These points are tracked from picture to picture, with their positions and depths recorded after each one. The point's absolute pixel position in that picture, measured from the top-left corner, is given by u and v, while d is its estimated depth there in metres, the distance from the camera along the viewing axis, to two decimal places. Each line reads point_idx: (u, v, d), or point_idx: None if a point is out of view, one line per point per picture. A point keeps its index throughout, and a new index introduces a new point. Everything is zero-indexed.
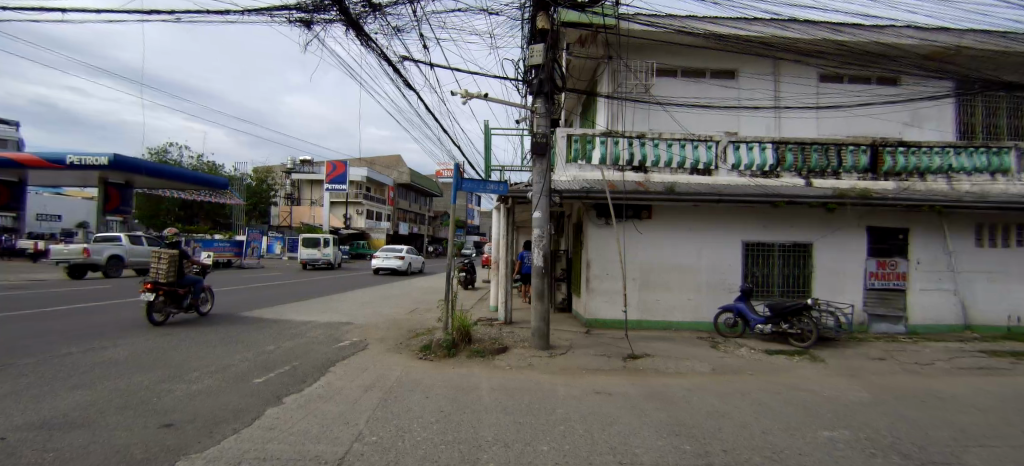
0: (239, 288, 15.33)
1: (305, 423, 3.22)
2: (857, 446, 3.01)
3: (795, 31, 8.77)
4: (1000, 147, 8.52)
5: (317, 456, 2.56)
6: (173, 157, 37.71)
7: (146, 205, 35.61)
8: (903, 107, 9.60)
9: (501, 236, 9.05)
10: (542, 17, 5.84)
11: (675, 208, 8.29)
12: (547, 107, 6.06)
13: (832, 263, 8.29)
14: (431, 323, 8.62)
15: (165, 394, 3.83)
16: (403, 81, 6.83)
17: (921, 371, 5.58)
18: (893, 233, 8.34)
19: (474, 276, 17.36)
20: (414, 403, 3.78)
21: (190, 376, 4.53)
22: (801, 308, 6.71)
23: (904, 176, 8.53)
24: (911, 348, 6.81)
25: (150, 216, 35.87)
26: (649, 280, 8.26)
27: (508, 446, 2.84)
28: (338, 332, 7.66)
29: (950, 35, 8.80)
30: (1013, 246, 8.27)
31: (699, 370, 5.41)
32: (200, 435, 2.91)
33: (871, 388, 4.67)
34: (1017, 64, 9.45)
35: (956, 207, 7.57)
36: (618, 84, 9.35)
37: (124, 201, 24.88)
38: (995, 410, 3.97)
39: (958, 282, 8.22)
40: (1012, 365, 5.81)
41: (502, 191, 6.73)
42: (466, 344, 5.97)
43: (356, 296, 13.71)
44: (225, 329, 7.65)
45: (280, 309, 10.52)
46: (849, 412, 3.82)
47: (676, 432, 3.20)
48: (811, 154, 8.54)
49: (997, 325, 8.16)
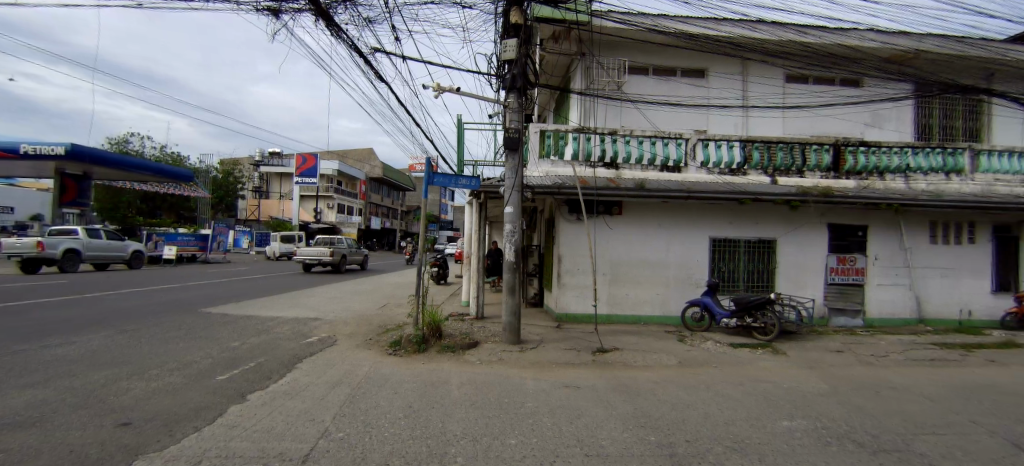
0: (198, 284, 14.59)
1: (270, 419, 3.19)
2: (816, 435, 3.12)
3: (763, 32, 8.94)
4: (956, 148, 8.86)
5: (281, 453, 2.54)
6: (133, 148, 36.39)
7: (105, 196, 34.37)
8: (865, 108, 9.88)
9: (473, 231, 8.99)
10: (516, 12, 5.82)
11: (646, 204, 8.41)
12: (520, 102, 6.03)
13: (795, 258, 8.52)
14: (402, 319, 8.54)
15: (122, 393, 3.70)
16: (374, 74, 6.58)
17: (876, 362, 5.81)
18: (853, 230, 8.61)
19: (448, 271, 17.40)
20: (382, 398, 3.75)
21: (151, 373, 4.40)
22: (764, 302, 6.85)
23: (865, 174, 8.80)
24: (870, 341, 7.06)
25: (110, 210, 34.17)
26: (618, 275, 8.37)
27: (475, 440, 2.87)
28: (306, 328, 7.51)
29: (909, 38, 9.07)
30: (965, 242, 8.63)
31: (666, 362, 5.52)
32: (160, 433, 2.84)
33: (829, 380, 4.82)
34: (970, 68, 9.86)
35: (915, 205, 7.81)
36: (590, 81, 9.41)
37: (82, 192, 23.85)
38: (942, 399, 4.16)
39: (914, 277, 8.56)
40: (961, 357, 6.09)
41: (474, 186, 6.59)
42: (436, 339, 5.95)
43: (323, 292, 13.40)
44: (188, 325, 7.41)
45: (244, 305, 10.21)
46: (808, 402, 3.92)
47: (642, 423, 3.27)
48: (777, 153, 8.73)
49: (948, 318, 8.54)
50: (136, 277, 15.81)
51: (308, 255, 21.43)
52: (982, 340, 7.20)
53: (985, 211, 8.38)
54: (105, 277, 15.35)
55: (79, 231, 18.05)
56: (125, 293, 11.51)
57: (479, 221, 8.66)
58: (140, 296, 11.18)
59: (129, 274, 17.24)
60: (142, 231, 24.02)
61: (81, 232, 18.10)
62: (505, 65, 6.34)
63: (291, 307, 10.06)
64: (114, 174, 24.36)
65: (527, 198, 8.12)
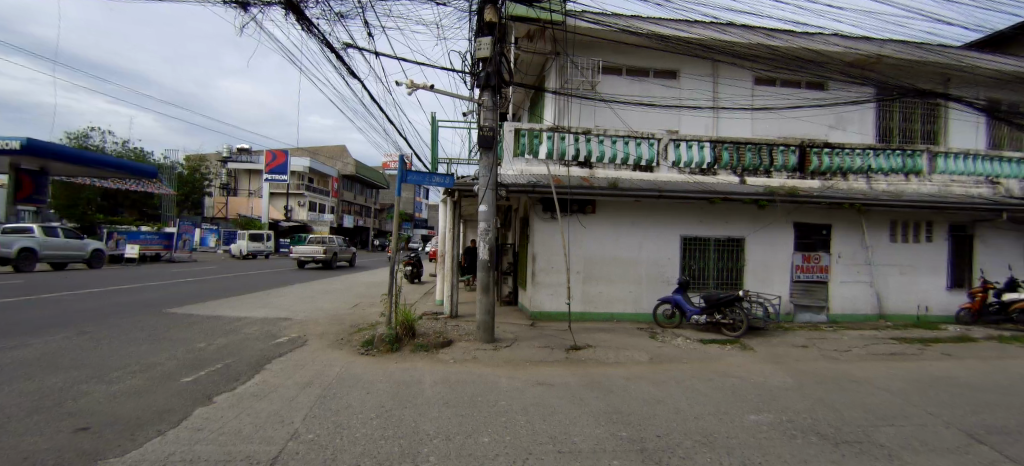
0: (164, 284, 14.09)
1: (237, 422, 3.12)
2: (781, 428, 3.21)
3: (733, 35, 9.11)
4: (915, 150, 9.23)
5: (247, 456, 2.48)
6: (94, 142, 34.80)
7: (63, 192, 32.74)
8: (829, 111, 10.19)
9: (447, 229, 8.95)
10: (491, 10, 5.81)
11: (619, 203, 8.51)
12: (494, 100, 6.03)
13: (762, 256, 8.75)
14: (375, 318, 8.45)
15: (79, 397, 3.55)
16: (345, 69, 6.47)
17: (839, 356, 6.02)
18: (818, 229, 8.89)
19: (422, 270, 17.33)
20: (354, 399, 3.70)
21: (111, 376, 4.24)
22: (732, 299, 7.02)
23: (828, 175, 9.09)
24: (834, 336, 7.30)
25: (67, 206, 32.45)
26: (591, 273, 8.45)
27: (448, 440, 2.85)
28: (275, 328, 7.38)
29: (872, 44, 9.40)
30: (923, 240, 9.01)
31: (638, 358, 5.60)
32: (122, 438, 2.75)
33: (795, 374, 4.97)
34: (928, 73, 10.27)
35: (877, 205, 8.08)
36: (564, 80, 9.47)
37: (37, 188, 22.73)
38: (900, 391, 4.35)
39: (876, 274, 8.88)
40: (918, 350, 6.37)
41: (449, 184, 6.54)
42: (409, 338, 5.89)
43: (296, 291, 13.14)
44: (151, 326, 7.17)
45: (211, 305, 9.93)
46: (773, 396, 4.04)
47: (614, 419, 3.31)
48: (746, 153, 8.94)
49: (908, 314, 8.91)
50: (97, 277, 15.17)
51: (303, 253, 22.37)
52: (939, 334, 7.52)
53: (941, 211, 8.76)
54: (63, 277, 14.69)
55: (36, 229, 17.29)
56: (84, 294, 11.03)
57: (453, 219, 8.63)
58: (100, 297, 10.72)
59: (88, 274, 16.49)
60: (103, 230, 23.16)
61: (37, 230, 17.37)
62: (479, 63, 6.32)
63: (261, 307, 9.85)
64: (73, 170, 23.34)
65: (501, 196, 8.08)
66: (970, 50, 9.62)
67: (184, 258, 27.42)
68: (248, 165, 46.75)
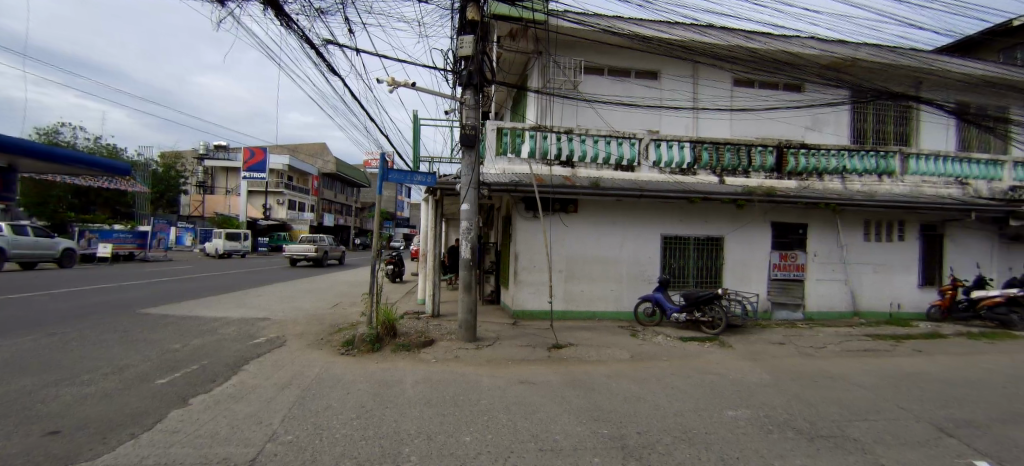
0: (138, 284, 13.71)
1: (214, 424, 3.06)
2: (758, 424, 3.28)
3: (713, 37, 9.24)
4: (888, 151, 9.49)
5: (222, 459, 2.44)
6: (65, 138, 33.59)
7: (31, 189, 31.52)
8: (805, 112, 10.40)
9: (429, 228, 8.90)
10: (473, 9, 5.78)
11: (600, 202, 8.56)
12: (476, 99, 6.02)
13: (741, 255, 8.90)
14: (355, 318, 8.37)
15: (47, 400, 3.44)
16: (325, 66, 6.38)
17: (815, 353, 6.16)
18: (794, 228, 9.08)
19: (403, 269, 17.25)
20: (334, 400, 3.66)
21: (82, 378, 4.12)
22: (711, 297, 7.12)
23: (805, 175, 9.28)
24: (810, 333, 7.47)
25: (36, 204, 31.29)
26: (573, 272, 8.50)
27: (430, 439, 2.84)
28: (253, 328, 7.26)
29: (846, 47, 9.62)
30: (897, 239, 9.26)
31: (619, 357, 5.65)
32: (93, 441, 2.68)
33: (772, 371, 5.07)
34: (901, 76, 10.56)
35: (851, 205, 8.28)
36: (547, 79, 9.49)
37: None
38: (873, 386, 4.48)
39: (851, 272, 9.10)
40: (891, 347, 6.55)
41: (431, 183, 6.50)
42: (390, 338, 5.85)
43: (276, 291, 12.92)
44: (123, 327, 6.98)
45: (187, 305, 9.70)
46: (751, 392, 4.12)
47: (595, 417, 3.34)
48: (725, 153, 9.07)
49: (881, 311, 9.15)
50: (67, 277, 14.69)
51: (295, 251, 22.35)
52: (911, 331, 7.74)
53: (913, 211, 9.02)
54: (31, 277, 14.23)
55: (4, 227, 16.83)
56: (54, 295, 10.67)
57: (435, 217, 8.59)
58: (70, 298, 10.37)
59: (56, 274, 15.91)
60: (74, 229, 22.48)
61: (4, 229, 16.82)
62: (461, 61, 6.30)
63: (238, 307, 9.66)
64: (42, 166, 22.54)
65: (483, 195, 8.06)
66: (941, 54, 9.93)
67: (160, 257, 26.71)
68: (223, 162, 45.80)
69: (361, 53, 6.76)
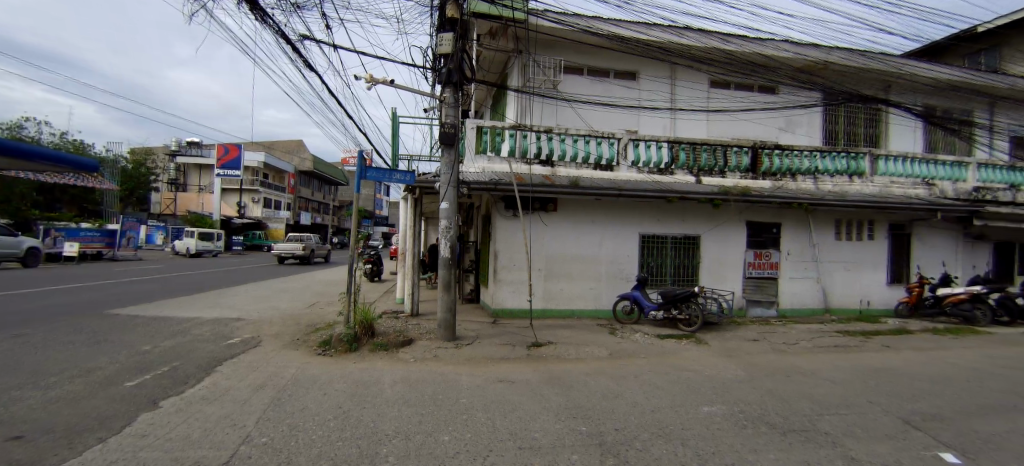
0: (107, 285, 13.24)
1: (185, 427, 3.00)
2: (733, 419, 3.35)
3: (690, 38, 9.37)
4: (858, 153, 9.77)
5: (192, 462, 2.39)
6: (31, 133, 32.22)
7: None
8: (779, 114, 10.63)
9: (409, 227, 8.84)
10: (452, 6, 5.75)
11: (580, 201, 8.62)
12: (455, 97, 6.00)
13: (717, 254, 9.06)
14: (332, 318, 8.26)
15: (8, 405, 3.31)
16: (301, 62, 6.28)
17: (788, 349, 6.32)
18: (768, 227, 9.28)
19: (380, 268, 17.06)
20: (310, 401, 3.61)
21: (47, 382, 3.98)
22: (688, 295, 7.25)
23: (779, 175, 9.49)
24: (783, 330, 7.66)
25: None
26: (553, 271, 8.54)
27: (408, 439, 2.83)
28: (227, 329, 7.12)
29: (819, 51, 9.87)
30: (867, 239, 9.54)
31: (597, 354, 5.71)
32: (58, 447, 2.60)
33: (746, 367, 5.19)
34: (872, 80, 10.88)
35: (822, 205, 8.50)
36: (527, 78, 9.51)
37: None
38: (843, 381, 4.62)
39: (824, 270, 9.35)
40: (861, 343, 6.76)
41: (409, 181, 6.46)
42: (369, 338, 5.80)
43: (253, 291, 12.66)
44: (88, 329, 6.74)
45: (157, 306, 9.42)
46: (726, 388, 4.21)
47: (573, 414, 3.37)
48: (701, 154, 9.22)
49: (852, 308, 9.42)
50: (30, 278, 14.12)
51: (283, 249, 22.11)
52: (880, 327, 8.00)
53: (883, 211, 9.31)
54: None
55: None
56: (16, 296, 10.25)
57: (415, 216, 8.54)
58: (34, 299, 9.97)
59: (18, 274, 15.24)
60: (39, 228, 21.68)
61: None
62: (440, 59, 6.27)
63: (212, 308, 9.43)
64: None
65: (463, 194, 8.03)
66: (909, 59, 10.28)
67: (130, 257, 25.87)
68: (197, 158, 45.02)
69: (338, 50, 6.66)
